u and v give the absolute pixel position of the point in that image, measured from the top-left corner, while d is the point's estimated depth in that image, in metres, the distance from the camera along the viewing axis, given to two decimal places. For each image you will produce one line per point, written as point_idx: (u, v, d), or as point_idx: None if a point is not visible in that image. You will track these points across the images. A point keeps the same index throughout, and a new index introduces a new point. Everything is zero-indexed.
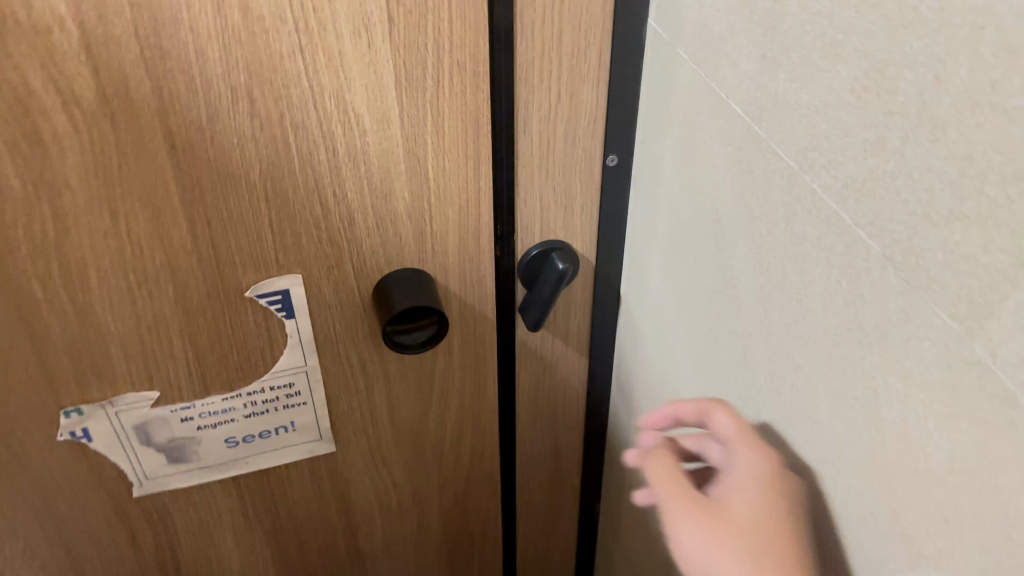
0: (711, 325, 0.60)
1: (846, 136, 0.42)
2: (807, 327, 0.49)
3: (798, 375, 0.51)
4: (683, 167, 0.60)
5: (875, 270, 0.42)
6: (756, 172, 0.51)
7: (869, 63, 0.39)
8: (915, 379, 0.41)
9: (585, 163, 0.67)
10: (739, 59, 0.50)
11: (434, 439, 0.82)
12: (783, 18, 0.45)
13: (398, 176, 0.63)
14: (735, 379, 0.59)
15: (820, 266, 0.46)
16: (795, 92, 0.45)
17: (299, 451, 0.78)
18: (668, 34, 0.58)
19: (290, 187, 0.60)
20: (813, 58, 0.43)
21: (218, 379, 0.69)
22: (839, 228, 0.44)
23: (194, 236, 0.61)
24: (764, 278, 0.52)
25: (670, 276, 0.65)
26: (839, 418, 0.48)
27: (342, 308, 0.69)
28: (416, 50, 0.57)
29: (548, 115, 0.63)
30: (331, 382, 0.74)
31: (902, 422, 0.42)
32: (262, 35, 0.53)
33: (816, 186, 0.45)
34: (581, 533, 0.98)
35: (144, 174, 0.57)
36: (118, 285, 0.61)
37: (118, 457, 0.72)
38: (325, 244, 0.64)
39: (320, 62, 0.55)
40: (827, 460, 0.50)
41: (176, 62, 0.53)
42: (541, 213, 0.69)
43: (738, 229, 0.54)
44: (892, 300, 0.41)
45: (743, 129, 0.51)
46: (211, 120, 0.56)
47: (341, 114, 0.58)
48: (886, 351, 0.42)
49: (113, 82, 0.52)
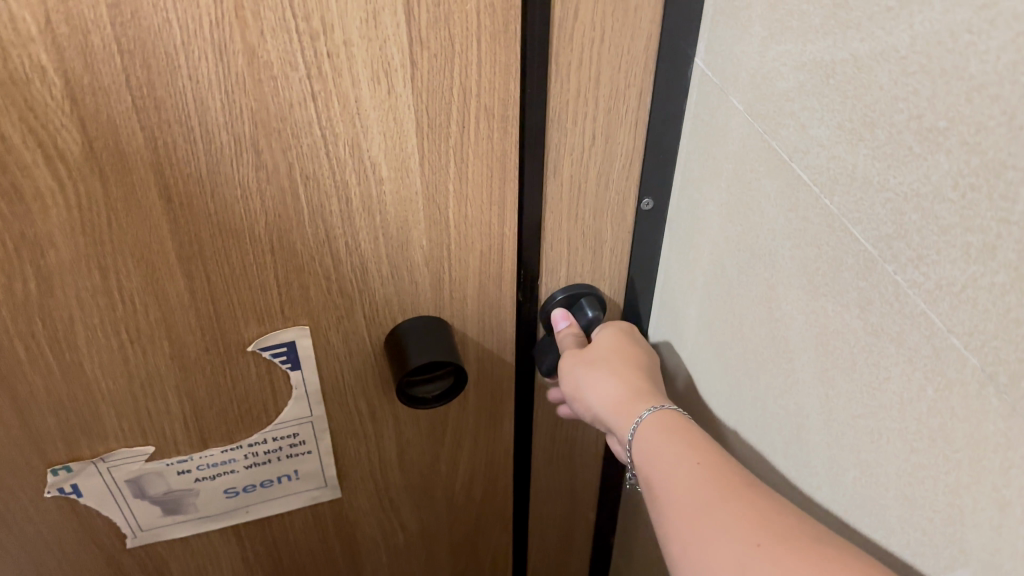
0: (756, 393, 0.55)
1: (943, 234, 0.37)
2: (879, 424, 0.44)
3: (863, 470, 0.46)
4: (727, 220, 0.54)
5: (971, 385, 0.37)
6: (824, 248, 0.45)
7: (981, 160, 0.34)
8: (1014, 512, 0.36)
9: (617, 207, 0.61)
10: (809, 123, 0.44)
11: (445, 480, 0.78)
12: (869, 88, 0.39)
13: (416, 225, 0.57)
14: (783, 455, 0.54)
15: (900, 365, 0.41)
16: (879, 172, 0.40)
17: (302, 497, 0.73)
18: (718, 78, 0.52)
19: (298, 239, 0.55)
20: (906, 140, 0.38)
21: (217, 431, 0.65)
22: (926, 330, 0.39)
23: (192, 291, 0.55)
24: (826, 359, 0.47)
25: (708, 332, 0.60)
26: (910, 526, 0.43)
27: (352, 357, 0.64)
28: (440, 95, 0.51)
29: (581, 158, 0.57)
30: (337, 430, 0.69)
31: (992, 551, 0.38)
32: (269, 82, 0.47)
33: (900, 278, 0.40)
34: (593, 563, 0.95)
35: (137, 229, 0.51)
36: (109, 342, 0.56)
37: (110, 511, 0.67)
38: (335, 294, 0.59)
39: (334, 109, 0.50)
40: (894, 565, 0.45)
41: (173, 112, 0.47)
42: (568, 258, 0.63)
43: (796, 301, 0.48)
44: (990, 422, 0.37)
45: (809, 197, 0.45)
46: (211, 171, 0.50)
47: (356, 163, 0.53)
48: (978, 473, 0.38)
49: (102, 134, 0.47)
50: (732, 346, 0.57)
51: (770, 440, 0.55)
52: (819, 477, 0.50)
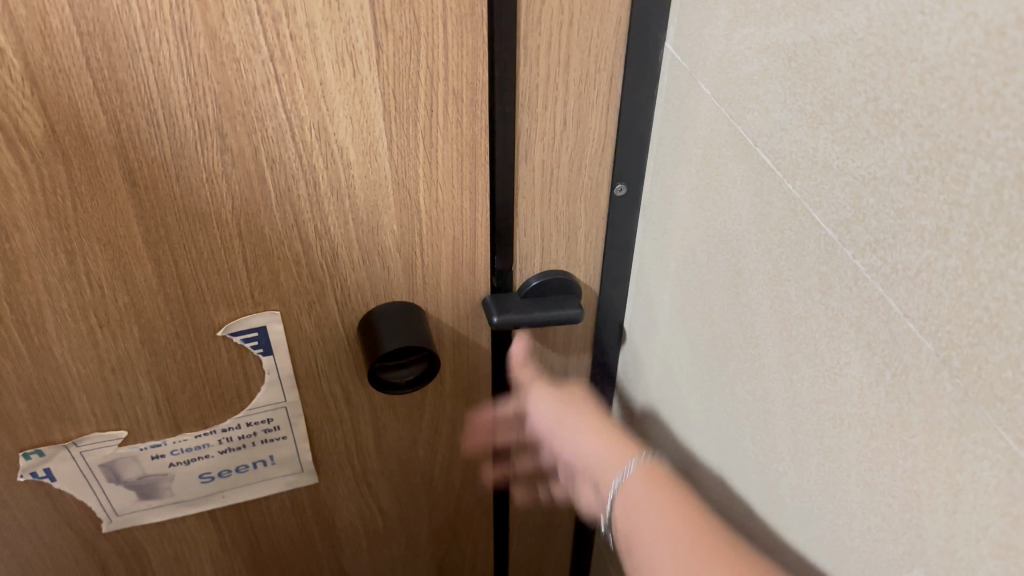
0: (727, 379, 0.55)
1: (899, 218, 0.37)
2: (840, 409, 0.44)
3: (826, 455, 0.46)
4: (697, 206, 0.54)
5: (926, 370, 0.37)
6: (788, 233, 0.45)
7: (934, 143, 0.34)
8: (967, 497, 0.36)
9: (590, 193, 0.61)
10: (772, 107, 0.43)
11: (423, 466, 0.78)
12: (828, 72, 0.39)
13: (386, 210, 0.57)
14: (752, 441, 0.54)
15: (859, 350, 0.41)
16: (838, 156, 0.39)
17: (279, 483, 0.74)
18: (687, 62, 0.51)
19: (266, 223, 0.55)
20: (863, 124, 0.37)
21: (191, 416, 0.65)
22: (883, 314, 0.39)
23: (160, 276, 0.55)
24: (790, 345, 0.47)
25: (680, 317, 0.60)
26: (870, 511, 0.43)
27: (325, 342, 0.64)
28: (407, 78, 0.51)
29: (553, 143, 0.57)
30: (312, 415, 0.69)
31: (947, 536, 0.38)
32: (233, 65, 0.47)
33: (858, 263, 0.40)
34: (574, 550, 0.95)
35: (102, 214, 0.51)
36: (78, 327, 0.56)
37: (85, 495, 0.67)
38: (305, 279, 0.59)
39: (299, 92, 0.49)
40: (854, 550, 0.45)
41: (135, 95, 0.47)
42: (542, 244, 0.63)
43: (762, 287, 0.48)
44: (944, 407, 0.36)
45: (772, 182, 0.45)
46: (177, 155, 0.50)
47: (323, 146, 0.52)
48: (933, 459, 0.38)
49: (64, 117, 0.46)
50: (703, 332, 0.57)
51: (739, 426, 0.55)
52: (786, 462, 0.50)
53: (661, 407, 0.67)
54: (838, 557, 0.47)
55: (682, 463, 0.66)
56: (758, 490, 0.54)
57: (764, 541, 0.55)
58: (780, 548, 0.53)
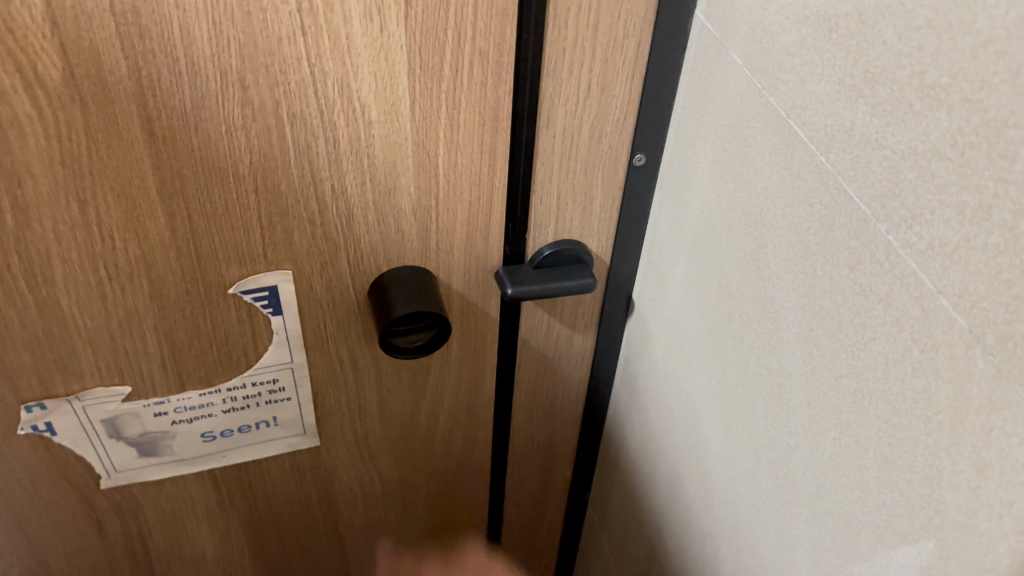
0: (740, 353, 0.55)
1: (939, 194, 0.36)
2: (862, 384, 0.44)
3: (843, 429, 0.46)
4: (721, 179, 0.53)
5: (957, 347, 0.37)
6: (817, 207, 0.44)
7: (982, 118, 0.34)
8: (993, 474, 0.37)
9: (609, 162, 0.60)
10: (808, 78, 0.43)
11: (424, 432, 0.77)
12: (871, 44, 0.38)
13: (405, 172, 0.56)
14: (763, 415, 0.54)
15: (887, 326, 0.41)
16: (877, 130, 0.39)
17: (280, 445, 0.73)
18: (718, 32, 0.51)
19: (283, 180, 0.54)
20: (906, 98, 0.37)
21: (195, 374, 0.64)
22: (915, 291, 0.39)
23: (173, 230, 0.54)
24: (812, 321, 0.47)
25: (693, 291, 0.60)
26: (886, 486, 0.43)
27: (334, 305, 0.63)
28: (435, 37, 0.50)
29: (575, 109, 0.56)
30: (317, 378, 0.68)
31: (968, 512, 0.39)
32: (259, 14, 0.46)
33: (891, 239, 0.40)
34: (568, 521, 0.95)
35: (117, 164, 0.50)
36: (86, 279, 0.55)
37: (85, 451, 0.66)
38: (318, 240, 0.58)
39: (325, 46, 0.48)
40: (867, 525, 0.46)
41: (158, 43, 0.46)
42: (557, 213, 0.62)
43: (785, 261, 0.48)
44: (974, 384, 0.37)
45: (804, 154, 0.45)
46: (196, 105, 0.49)
47: (345, 104, 0.52)
48: (959, 435, 0.38)
49: (84, 62, 0.45)
50: (718, 306, 0.57)
51: (751, 401, 0.55)
52: (798, 437, 0.50)
53: (667, 380, 0.67)
54: (848, 531, 0.47)
55: (685, 436, 0.66)
56: (767, 464, 0.54)
57: (769, 516, 0.55)
58: (787, 522, 0.53)
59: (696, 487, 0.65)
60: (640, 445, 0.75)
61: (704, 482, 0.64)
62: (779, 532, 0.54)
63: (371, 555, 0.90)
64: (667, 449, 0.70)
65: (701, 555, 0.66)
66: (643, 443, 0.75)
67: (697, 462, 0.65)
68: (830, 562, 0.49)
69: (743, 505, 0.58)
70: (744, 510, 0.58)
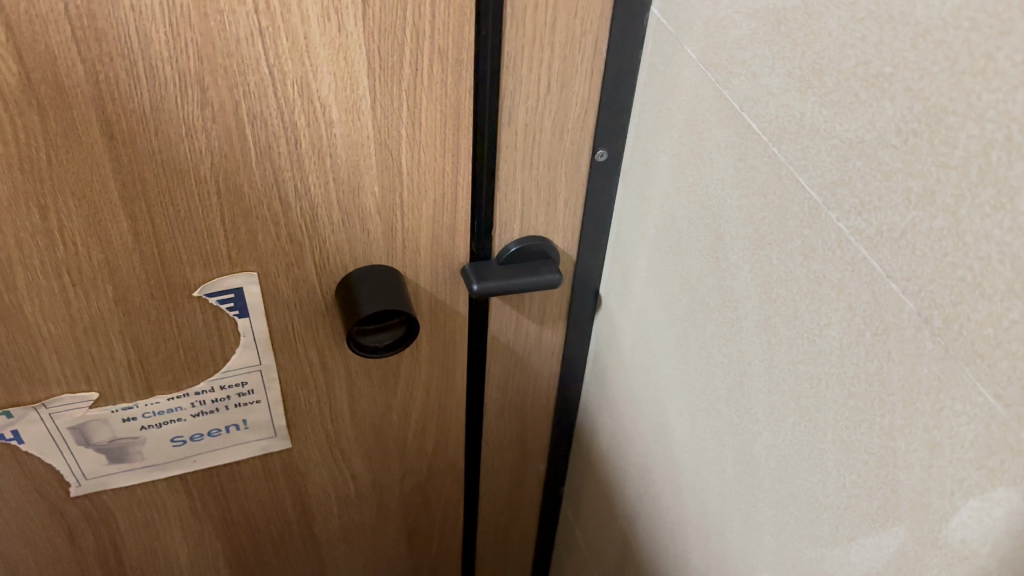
0: (702, 343, 0.56)
1: (886, 180, 0.37)
2: (819, 369, 0.45)
3: (803, 415, 0.47)
4: (680, 172, 0.54)
5: (907, 329, 0.38)
6: (771, 197, 0.45)
7: (924, 106, 0.35)
8: (944, 452, 0.38)
9: (571, 158, 0.61)
10: (760, 71, 0.44)
11: (396, 431, 0.78)
12: (818, 36, 0.39)
13: (368, 170, 0.57)
14: (726, 403, 0.55)
15: (841, 312, 0.42)
16: (825, 120, 0.40)
17: (251, 448, 0.73)
18: (673, 28, 0.52)
19: (245, 182, 0.54)
20: (852, 88, 0.38)
21: (163, 378, 0.64)
22: (866, 275, 0.40)
23: (135, 234, 0.54)
24: (770, 309, 0.48)
25: (657, 284, 0.61)
26: (846, 469, 0.44)
27: (302, 305, 0.63)
28: (393, 35, 0.50)
29: (536, 106, 0.57)
30: (286, 379, 0.68)
31: (923, 491, 0.39)
32: (215, 16, 0.46)
33: (842, 226, 0.40)
34: (544, 515, 0.96)
35: (78, 169, 0.50)
36: (49, 286, 0.55)
37: (53, 459, 0.66)
38: (283, 240, 0.58)
39: (283, 46, 0.49)
40: (827, 507, 0.46)
41: (114, 46, 0.46)
42: (522, 209, 0.63)
43: (742, 251, 0.49)
44: (924, 365, 0.37)
45: (758, 146, 0.46)
46: (156, 108, 0.49)
47: (305, 104, 0.52)
48: (911, 415, 0.39)
49: (41, 67, 0.45)
50: (681, 297, 0.57)
51: (714, 390, 0.56)
52: (760, 423, 0.51)
53: (635, 372, 0.68)
54: (810, 514, 0.48)
55: (654, 427, 0.66)
56: (732, 451, 0.55)
57: (735, 502, 0.56)
58: (752, 508, 0.54)
59: (666, 477, 0.66)
60: (612, 438, 0.76)
61: (673, 472, 0.65)
62: (746, 519, 0.55)
63: (346, 556, 0.90)
64: (637, 442, 0.71)
65: (673, 545, 0.67)
66: (613, 435, 0.75)
67: (666, 453, 0.65)
68: (795, 546, 0.50)
69: (710, 493, 0.59)
70: (712, 498, 0.59)
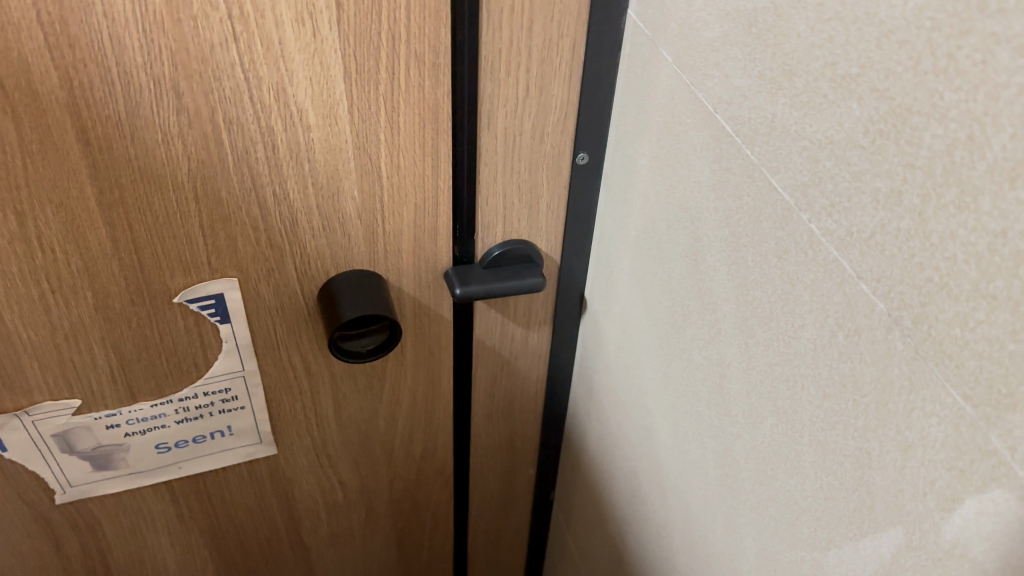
0: (683, 345, 0.56)
1: (855, 181, 0.37)
2: (794, 371, 0.45)
3: (781, 417, 0.47)
4: (658, 175, 0.54)
5: (879, 329, 0.38)
6: (746, 199, 0.45)
7: (889, 106, 0.34)
8: (916, 453, 0.37)
9: (552, 161, 0.61)
10: (732, 73, 0.44)
11: (383, 436, 0.77)
12: (787, 37, 0.39)
13: (347, 175, 0.56)
14: (707, 405, 0.54)
15: (814, 313, 0.42)
16: (796, 121, 0.40)
17: (237, 454, 0.73)
18: (649, 30, 0.52)
19: (223, 187, 0.54)
20: (821, 89, 0.38)
21: (146, 385, 0.64)
22: (838, 276, 0.40)
23: (114, 240, 0.54)
24: (747, 311, 0.47)
25: (639, 287, 0.60)
26: (823, 471, 0.44)
27: (284, 311, 0.63)
28: (368, 40, 0.51)
29: (515, 109, 0.57)
30: (270, 385, 0.68)
31: (896, 492, 0.39)
32: (189, 22, 0.46)
33: (814, 228, 0.40)
34: (534, 519, 0.96)
35: (54, 176, 0.50)
36: (28, 293, 0.55)
37: (37, 466, 0.66)
38: (263, 246, 0.58)
39: (257, 51, 0.49)
40: (806, 509, 0.46)
41: (88, 52, 0.46)
42: (504, 213, 0.63)
43: (719, 253, 0.49)
44: (895, 365, 0.37)
45: (732, 148, 0.45)
46: (131, 114, 0.49)
47: (282, 109, 0.52)
48: (884, 416, 0.39)
49: (14, 74, 0.45)
50: (662, 300, 0.57)
51: (695, 393, 0.56)
52: (740, 425, 0.51)
53: (620, 374, 0.67)
54: (790, 516, 0.48)
55: (639, 430, 0.66)
56: (713, 454, 0.55)
57: (717, 504, 0.56)
58: (734, 511, 0.54)
59: (651, 481, 0.66)
60: (599, 441, 0.76)
61: (658, 475, 0.64)
62: (728, 522, 0.55)
63: (336, 562, 0.89)
64: (623, 446, 0.70)
65: (659, 549, 0.67)
66: (600, 438, 0.75)
67: (651, 455, 0.65)
68: (775, 548, 0.50)
69: (694, 495, 0.59)
70: (695, 500, 0.59)
